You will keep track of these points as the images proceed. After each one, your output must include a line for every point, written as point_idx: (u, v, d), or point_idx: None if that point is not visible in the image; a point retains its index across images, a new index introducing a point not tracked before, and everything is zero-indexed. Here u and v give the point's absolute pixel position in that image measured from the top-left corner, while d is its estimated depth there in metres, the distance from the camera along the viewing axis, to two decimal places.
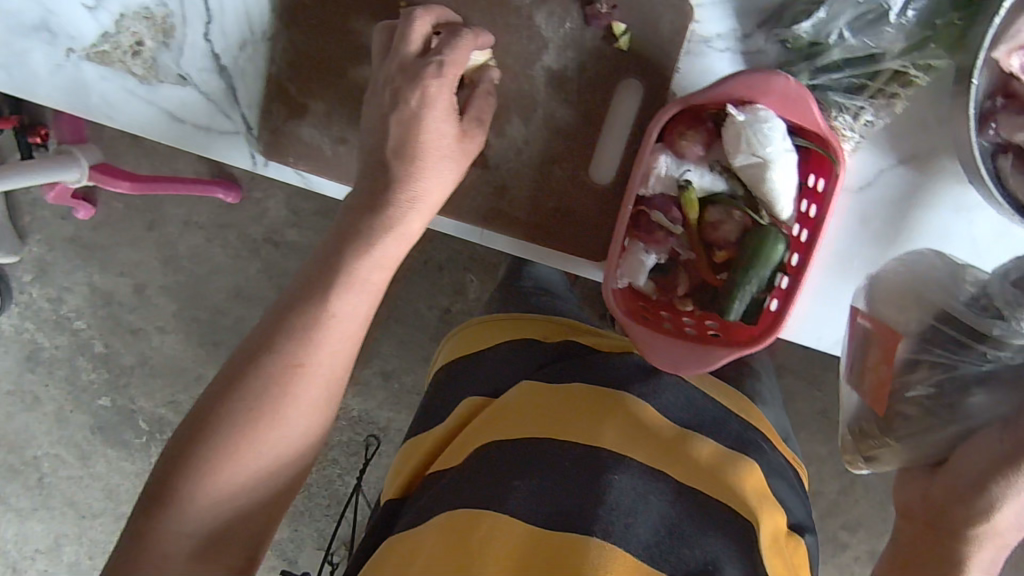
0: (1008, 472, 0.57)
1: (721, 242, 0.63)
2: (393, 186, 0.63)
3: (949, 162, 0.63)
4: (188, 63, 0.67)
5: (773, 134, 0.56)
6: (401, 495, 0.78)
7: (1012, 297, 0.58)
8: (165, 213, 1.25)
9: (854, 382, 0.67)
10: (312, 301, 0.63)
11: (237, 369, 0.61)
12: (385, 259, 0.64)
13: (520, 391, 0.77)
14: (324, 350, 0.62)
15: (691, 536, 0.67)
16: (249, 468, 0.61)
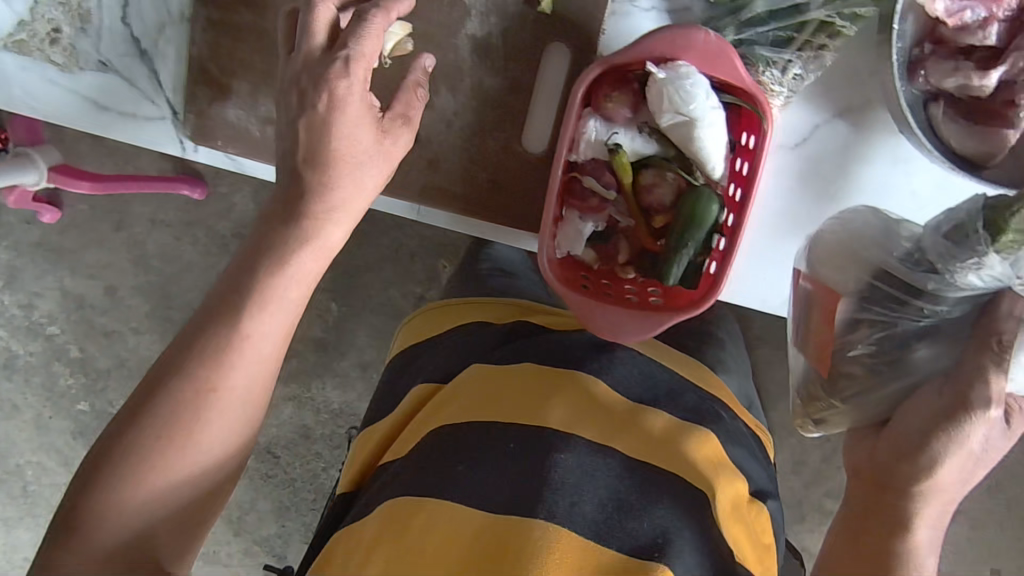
0: (948, 429, 0.57)
1: (656, 206, 0.62)
2: (308, 196, 0.61)
3: (884, 115, 0.62)
4: (108, 49, 0.65)
5: (695, 91, 0.55)
6: (354, 486, 0.79)
7: (942, 250, 0.57)
8: (132, 212, 1.23)
9: (800, 342, 0.67)
10: (224, 321, 0.61)
11: (152, 387, 0.61)
12: (300, 277, 0.62)
13: (473, 372, 0.77)
14: (235, 372, 0.61)
15: (638, 510, 0.67)
16: (161, 486, 0.60)
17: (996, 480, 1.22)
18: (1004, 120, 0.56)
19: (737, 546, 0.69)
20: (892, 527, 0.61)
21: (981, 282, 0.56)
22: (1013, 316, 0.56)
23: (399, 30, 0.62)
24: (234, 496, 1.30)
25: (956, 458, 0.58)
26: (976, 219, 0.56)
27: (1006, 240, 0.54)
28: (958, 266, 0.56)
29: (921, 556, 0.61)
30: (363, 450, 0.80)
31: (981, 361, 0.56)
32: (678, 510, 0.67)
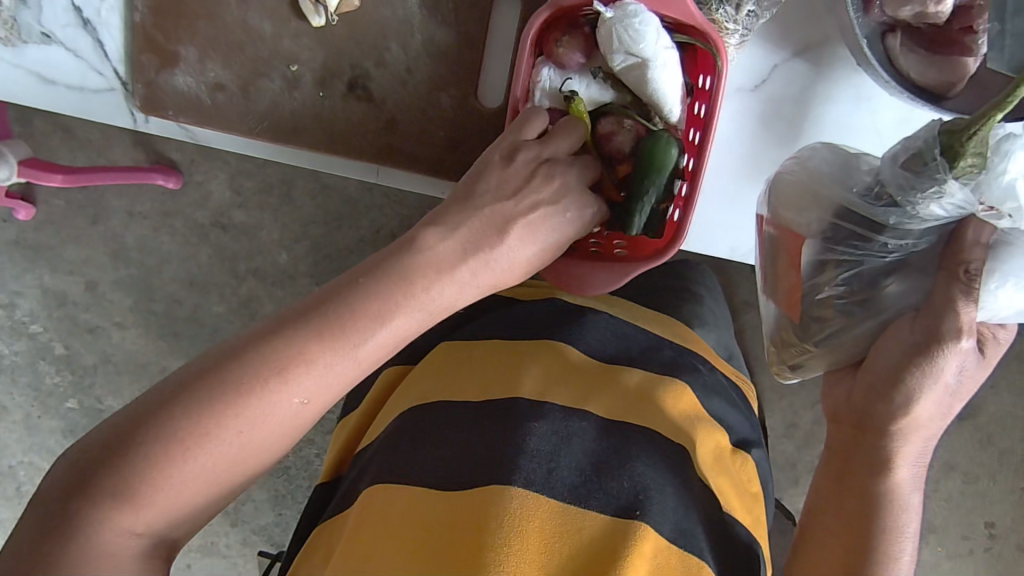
0: (922, 361, 0.56)
1: (618, 155, 0.60)
2: (479, 244, 0.55)
3: (842, 51, 0.61)
4: (50, 20, 0.63)
5: (644, 30, 0.53)
6: (332, 477, 0.75)
7: (902, 181, 0.55)
8: (108, 204, 1.22)
9: (770, 290, 0.67)
10: (323, 316, 0.50)
11: (216, 363, 0.48)
12: (414, 298, 0.52)
13: (438, 353, 0.74)
14: (320, 377, 0.50)
15: (617, 468, 0.63)
16: (192, 485, 0.48)
17: (988, 433, 1.22)
18: (963, 48, 0.55)
19: (726, 499, 0.68)
20: (873, 468, 0.60)
21: (943, 211, 0.54)
22: (980, 244, 0.54)
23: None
24: None
25: (933, 392, 0.57)
26: (934, 146, 0.53)
27: (965, 164, 0.51)
28: (919, 197, 0.54)
29: (904, 495, 0.60)
30: (340, 436, 0.77)
31: (949, 292, 0.55)
32: (658, 468, 0.64)
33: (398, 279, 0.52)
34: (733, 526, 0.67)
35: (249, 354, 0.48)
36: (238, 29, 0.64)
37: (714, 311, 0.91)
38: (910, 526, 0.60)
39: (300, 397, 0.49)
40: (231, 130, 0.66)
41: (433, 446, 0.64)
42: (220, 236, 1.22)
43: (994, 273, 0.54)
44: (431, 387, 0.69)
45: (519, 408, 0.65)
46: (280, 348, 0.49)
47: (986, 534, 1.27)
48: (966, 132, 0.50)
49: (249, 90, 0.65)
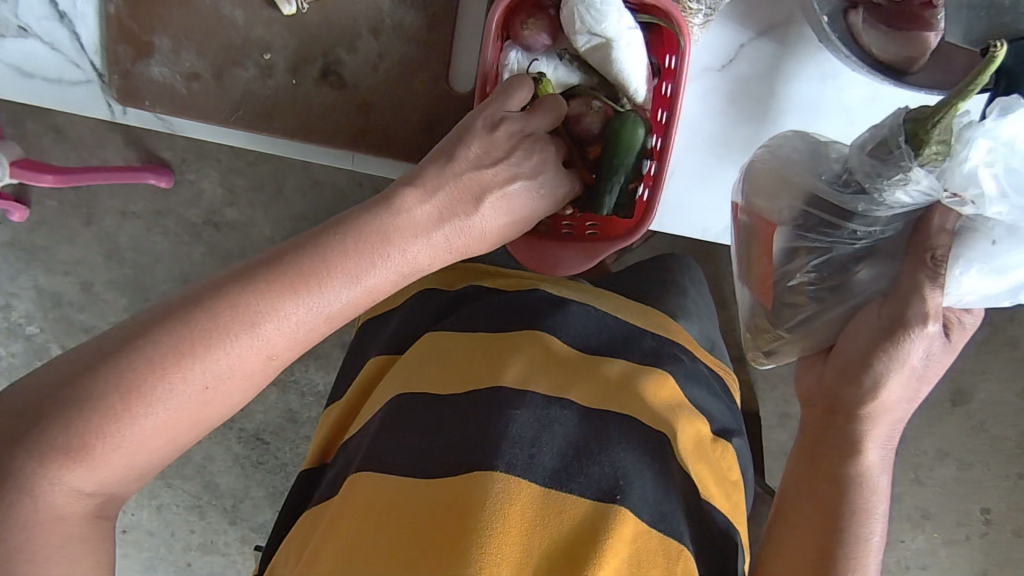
0: (891, 345, 0.57)
1: (587, 136, 0.61)
2: (449, 205, 0.56)
3: (807, 30, 0.62)
4: (26, 13, 0.64)
5: (606, 9, 0.54)
6: (317, 463, 0.76)
7: (868, 169, 0.55)
8: (100, 205, 1.22)
9: (744, 276, 0.67)
10: (292, 265, 0.50)
11: (173, 308, 0.47)
12: (379, 256, 0.52)
13: (423, 342, 0.73)
14: (286, 327, 0.49)
15: (595, 453, 0.63)
16: (141, 437, 0.46)
17: (981, 418, 1.23)
18: (923, 23, 0.56)
19: (704, 484, 0.68)
20: (842, 451, 0.61)
21: (909, 198, 0.54)
22: (945, 230, 0.55)
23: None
24: (226, 486, 1.30)
25: (900, 375, 0.58)
26: (899, 133, 0.54)
27: (930, 152, 0.51)
28: (886, 184, 0.54)
29: (875, 476, 0.61)
30: (326, 423, 0.77)
31: (916, 278, 0.55)
32: (637, 454, 0.64)
33: (362, 235, 0.52)
34: (709, 511, 0.67)
35: (207, 297, 0.48)
36: (211, 17, 0.65)
37: (697, 302, 0.91)
38: (881, 507, 0.61)
39: (261, 349, 0.49)
40: (204, 117, 0.66)
41: (416, 433, 0.64)
42: (212, 234, 1.23)
43: (960, 259, 0.54)
44: (411, 377, 0.69)
45: (502, 394, 0.65)
46: (239, 292, 0.48)
47: (982, 520, 1.28)
48: (932, 119, 0.50)
49: (223, 77, 0.66)
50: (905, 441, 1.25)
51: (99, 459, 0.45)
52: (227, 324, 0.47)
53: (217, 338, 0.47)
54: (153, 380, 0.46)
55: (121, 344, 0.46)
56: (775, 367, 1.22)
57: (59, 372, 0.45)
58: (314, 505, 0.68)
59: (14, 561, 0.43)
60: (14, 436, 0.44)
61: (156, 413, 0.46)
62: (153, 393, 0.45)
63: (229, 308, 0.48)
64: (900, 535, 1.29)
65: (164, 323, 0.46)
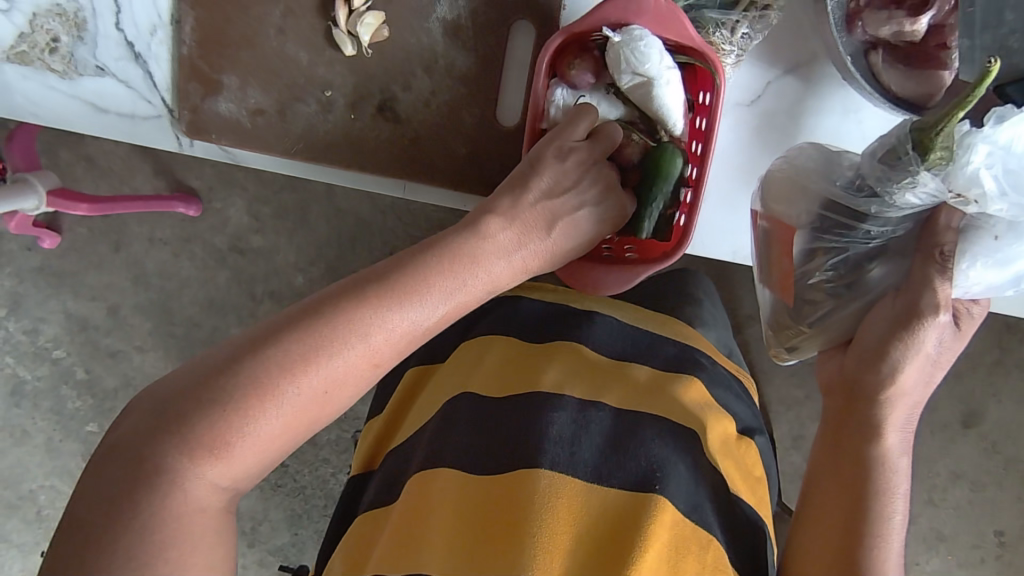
0: (906, 334, 0.61)
1: (628, 165, 0.68)
2: (525, 228, 0.62)
3: (830, 68, 0.67)
4: (103, 54, 0.69)
5: (649, 52, 0.59)
6: (365, 468, 0.78)
7: (879, 174, 0.60)
8: (130, 232, 1.27)
9: (765, 277, 0.71)
10: (397, 282, 0.55)
11: (290, 319, 0.52)
12: (465, 273, 0.58)
13: (463, 350, 0.77)
14: (392, 336, 0.54)
15: (630, 446, 0.67)
16: (267, 436, 0.51)
17: (991, 441, 1.26)
18: (938, 62, 0.60)
19: (732, 479, 0.70)
20: (865, 434, 0.65)
21: (917, 199, 0.59)
22: (951, 228, 0.59)
23: (373, 20, 0.66)
24: (246, 508, 1.33)
25: (915, 362, 0.62)
26: (906, 141, 0.57)
27: (936, 157, 0.55)
28: (895, 186, 0.59)
29: (893, 459, 0.65)
30: (368, 435, 0.80)
31: (926, 271, 0.60)
32: (672, 447, 0.68)
33: (450, 255, 0.58)
34: (737, 503, 0.69)
35: (319, 309, 0.53)
36: (276, 58, 0.70)
37: (715, 316, 0.93)
38: (900, 488, 0.65)
39: (368, 357, 0.54)
40: (267, 150, 0.71)
41: (456, 434, 0.68)
42: (238, 261, 1.28)
43: (966, 254, 0.58)
44: (453, 384, 0.74)
45: (540, 396, 0.69)
46: (347, 305, 0.53)
47: (995, 542, 1.30)
48: (934, 129, 0.54)
49: (286, 112, 0.70)
50: (918, 463, 1.27)
51: (232, 457, 0.50)
52: (340, 332, 0.52)
53: (331, 345, 0.52)
54: (279, 384, 0.50)
55: (249, 352, 0.51)
56: (787, 390, 1.26)
57: (193, 379, 0.50)
58: (367, 509, 0.72)
59: (157, 544, 0.47)
60: (157, 435, 0.49)
61: (281, 414, 0.51)
62: (278, 396, 0.50)
63: (344, 318, 0.53)
64: (915, 557, 1.31)
65: (282, 333, 0.51)
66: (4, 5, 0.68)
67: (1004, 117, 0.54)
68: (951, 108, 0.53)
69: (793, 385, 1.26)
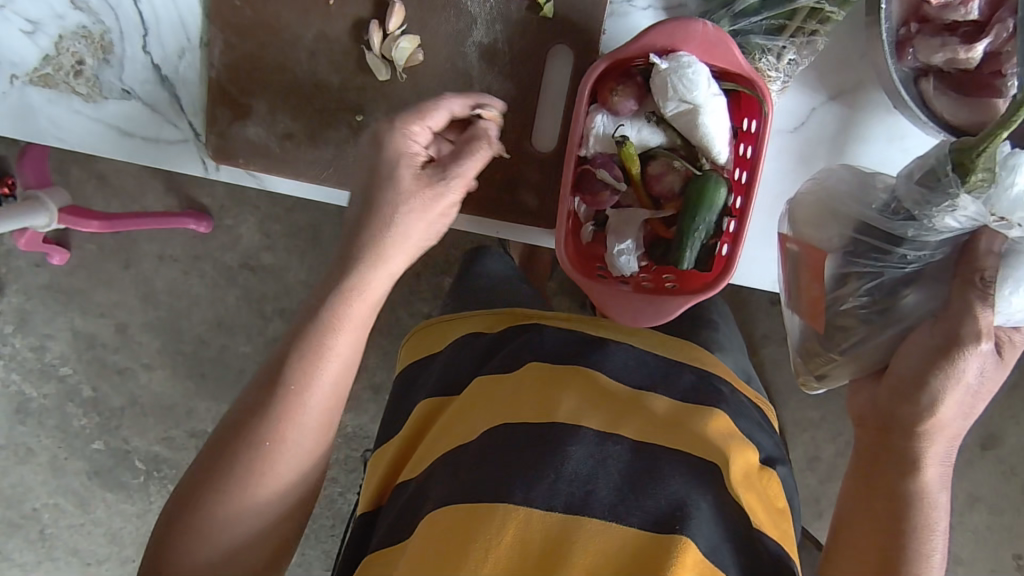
0: (946, 363, 0.57)
1: (666, 194, 0.64)
2: (365, 243, 0.61)
3: (876, 93, 0.65)
4: (130, 77, 0.68)
5: (697, 79, 0.58)
6: (373, 505, 0.72)
7: (918, 197, 0.58)
8: (140, 250, 1.25)
9: (793, 303, 0.69)
10: (284, 374, 0.60)
11: (221, 439, 0.61)
12: (348, 323, 0.61)
13: (476, 386, 0.71)
14: (295, 422, 0.61)
15: (650, 486, 0.60)
16: (231, 529, 0.61)
17: (1010, 465, 1.23)
18: (992, 90, 0.59)
19: (754, 513, 0.64)
20: (902, 469, 0.60)
21: (957, 223, 0.57)
22: (992, 252, 0.57)
23: (408, 45, 0.65)
24: None
25: (955, 392, 0.58)
26: (945, 163, 0.57)
27: (977, 179, 0.54)
28: (934, 211, 0.57)
29: (933, 494, 0.60)
30: (376, 470, 0.73)
31: (966, 298, 0.57)
32: (693, 483, 0.62)
33: (327, 327, 0.60)
34: (760, 539, 0.62)
35: (238, 428, 0.61)
36: (307, 82, 0.68)
37: (730, 337, 0.90)
38: (941, 525, 0.59)
39: (278, 440, 0.60)
40: (298, 178, 0.70)
41: (463, 469, 0.62)
42: (249, 278, 1.26)
43: (1008, 279, 0.56)
44: (469, 420, 0.67)
45: (556, 430, 0.63)
46: (257, 424, 0.60)
47: (1013, 566, 1.27)
48: (975, 149, 0.53)
49: (316, 139, 0.69)
50: None
51: (216, 571, 0.62)
52: (256, 450, 0.60)
53: (252, 464, 0.60)
54: (225, 492, 0.60)
55: (201, 473, 0.61)
56: (804, 412, 1.23)
57: (174, 503, 0.61)
58: (376, 547, 0.64)
59: None
60: (161, 553, 0.61)
61: (237, 522, 0.61)
62: (227, 501, 0.60)
63: (256, 425, 0.60)
64: None
65: (217, 465, 0.60)
66: (29, 26, 0.66)
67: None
68: (993, 129, 0.53)
69: (809, 407, 1.22)
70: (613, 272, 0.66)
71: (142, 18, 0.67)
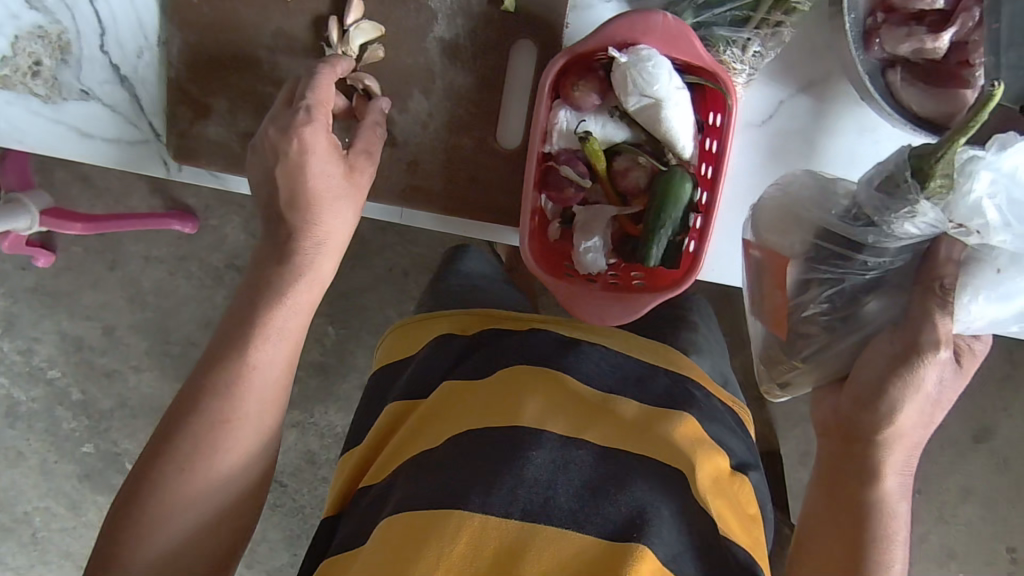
0: (905, 371, 0.58)
1: (632, 190, 0.63)
2: (300, 233, 0.63)
3: (844, 86, 0.64)
4: (89, 78, 0.67)
5: (658, 72, 0.57)
6: (336, 511, 0.71)
7: (877, 203, 0.56)
8: (125, 251, 1.24)
9: (757, 310, 0.68)
10: (232, 353, 0.62)
11: (171, 421, 0.61)
12: (294, 304, 0.64)
13: (442, 394, 0.69)
14: (248, 399, 0.62)
15: (611, 492, 0.60)
16: (187, 512, 0.61)
17: (1003, 457, 1.22)
18: (958, 81, 0.59)
19: (724, 522, 0.62)
20: (863, 477, 0.61)
21: (917, 229, 0.56)
22: (952, 260, 0.57)
23: (370, 31, 0.65)
24: None
25: (914, 401, 0.58)
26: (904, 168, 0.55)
27: (936, 185, 0.53)
28: (893, 217, 0.56)
29: (892, 504, 0.61)
30: (343, 471, 0.73)
31: (927, 305, 0.57)
32: (657, 490, 0.61)
33: (272, 305, 0.63)
34: (728, 546, 0.60)
35: (193, 408, 0.62)
36: (268, 80, 0.67)
37: (709, 338, 0.88)
38: (901, 534, 0.60)
39: (230, 417, 0.61)
40: None
41: (426, 474, 0.62)
42: (235, 278, 1.24)
43: (966, 288, 0.56)
44: (436, 424, 0.66)
45: (521, 433, 0.62)
46: (211, 402, 0.61)
47: (1008, 559, 1.26)
48: (934, 156, 0.52)
49: None
50: (928, 481, 1.23)
51: (174, 556, 0.61)
52: (212, 426, 0.61)
53: (207, 441, 0.61)
54: (179, 472, 0.60)
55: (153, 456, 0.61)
56: (796, 407, 1.22)
57: (126, 489, 0.61)
58: (334, 552, 0.64)
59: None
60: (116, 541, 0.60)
61: (193, 503, 0.61)
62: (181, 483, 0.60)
63: (208, 404, 0.61)
64: None
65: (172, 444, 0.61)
66: None
67: (1007, 144, 0.53)
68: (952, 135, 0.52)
69: (800, 401, 1.21)
70: (581, 271, 0.65)
71: (99, 17, 0.65)
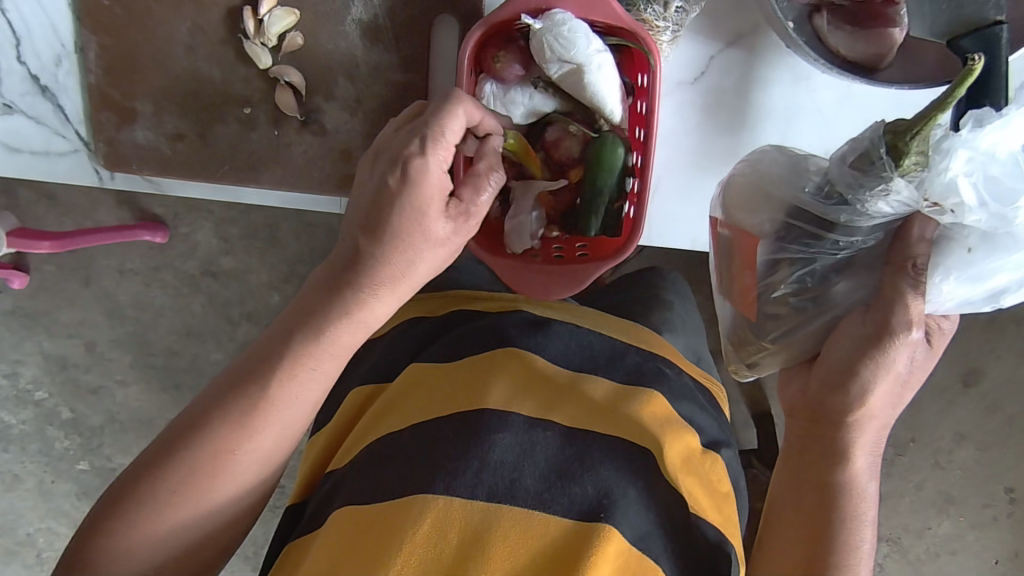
0: (875, 352, 0.54)
1: (567, 161, 0.63)
2: (370, 266, 0.51)
3: (771, 38, 0.64)
4: (8, 91, 0.64)
5: (575, 36, 0.55)
6: (302, 498, 0.70)
7: (850, 180, 0.54)
8: (97, 265, 1.22)
9: (726, 291, 0.67)
10: (254, 386, 0.54)
11: (176, 436, 0.55)
12: (336, 344, 0.54)
13: (406, 379, 0.68)
14: (260, 437, 0.55)
15: (577, 472, 0.59)
16: (175, 527, 0.55)
17: (993, 399, 1.21)
18: (887, 19, 0.58)
19: (694, 500, 0.63)
20: (832, 459, 0.58)
21: (890, 208, 0.53)
22: (924, 239, 0.52)
23: (284, 14, 0.64)
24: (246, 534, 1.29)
25: (884, 382, 0.55)
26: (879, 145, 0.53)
27: (910, 163, 0.51)
28: (868, 194, 0.53)
29: (860, 485, 0.58)
30: (310, 454, 0.72)
31: (898, 285, 0.53)
32: (622, 471, 0.61)
33: (306, 341, 0.53)
34: (696, 525, 0.61)
35: (198, 430, 0.54)
36: (190, 78, 0.67)
37: (684, 317, 0.87)
38: (869, 516, 0.58)
39: (237, 453, 0.54)
40: (195, 177, 0.68)
41: (387, 463, 0.61)
42: (211, 284, 1.23)
43: (938, 268, 0.52)
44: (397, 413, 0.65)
45: (485, 415, 0.62)
46: (222, 429, 0.54)
47: (1006, 499, 1.27)
48: (909, 132, 0.50)
49: (207, 136, 0.68)
50: (919, 428, 1.24)
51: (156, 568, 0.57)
52: (215, 456, 0.54)
53: (207, 468, 0.54)
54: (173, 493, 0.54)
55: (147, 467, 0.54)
56: None
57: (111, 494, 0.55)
58: (297, 536, 0.64)
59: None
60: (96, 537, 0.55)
61: (182, 526, 0.56)
62: (171, 507, 0.54)
63: (212, 432, 0.54)
64: (927, 522, 1.28)
65: (174, 456, 0.54)
66: None
67: (983, 120, 0.49)
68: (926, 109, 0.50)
69: None
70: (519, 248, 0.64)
71: (12, 28, 0.64)
